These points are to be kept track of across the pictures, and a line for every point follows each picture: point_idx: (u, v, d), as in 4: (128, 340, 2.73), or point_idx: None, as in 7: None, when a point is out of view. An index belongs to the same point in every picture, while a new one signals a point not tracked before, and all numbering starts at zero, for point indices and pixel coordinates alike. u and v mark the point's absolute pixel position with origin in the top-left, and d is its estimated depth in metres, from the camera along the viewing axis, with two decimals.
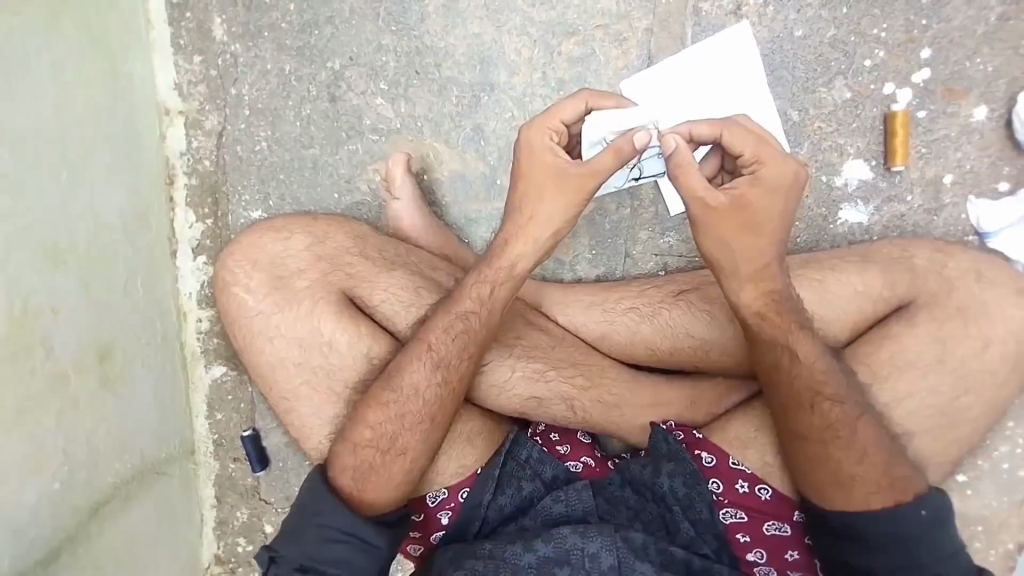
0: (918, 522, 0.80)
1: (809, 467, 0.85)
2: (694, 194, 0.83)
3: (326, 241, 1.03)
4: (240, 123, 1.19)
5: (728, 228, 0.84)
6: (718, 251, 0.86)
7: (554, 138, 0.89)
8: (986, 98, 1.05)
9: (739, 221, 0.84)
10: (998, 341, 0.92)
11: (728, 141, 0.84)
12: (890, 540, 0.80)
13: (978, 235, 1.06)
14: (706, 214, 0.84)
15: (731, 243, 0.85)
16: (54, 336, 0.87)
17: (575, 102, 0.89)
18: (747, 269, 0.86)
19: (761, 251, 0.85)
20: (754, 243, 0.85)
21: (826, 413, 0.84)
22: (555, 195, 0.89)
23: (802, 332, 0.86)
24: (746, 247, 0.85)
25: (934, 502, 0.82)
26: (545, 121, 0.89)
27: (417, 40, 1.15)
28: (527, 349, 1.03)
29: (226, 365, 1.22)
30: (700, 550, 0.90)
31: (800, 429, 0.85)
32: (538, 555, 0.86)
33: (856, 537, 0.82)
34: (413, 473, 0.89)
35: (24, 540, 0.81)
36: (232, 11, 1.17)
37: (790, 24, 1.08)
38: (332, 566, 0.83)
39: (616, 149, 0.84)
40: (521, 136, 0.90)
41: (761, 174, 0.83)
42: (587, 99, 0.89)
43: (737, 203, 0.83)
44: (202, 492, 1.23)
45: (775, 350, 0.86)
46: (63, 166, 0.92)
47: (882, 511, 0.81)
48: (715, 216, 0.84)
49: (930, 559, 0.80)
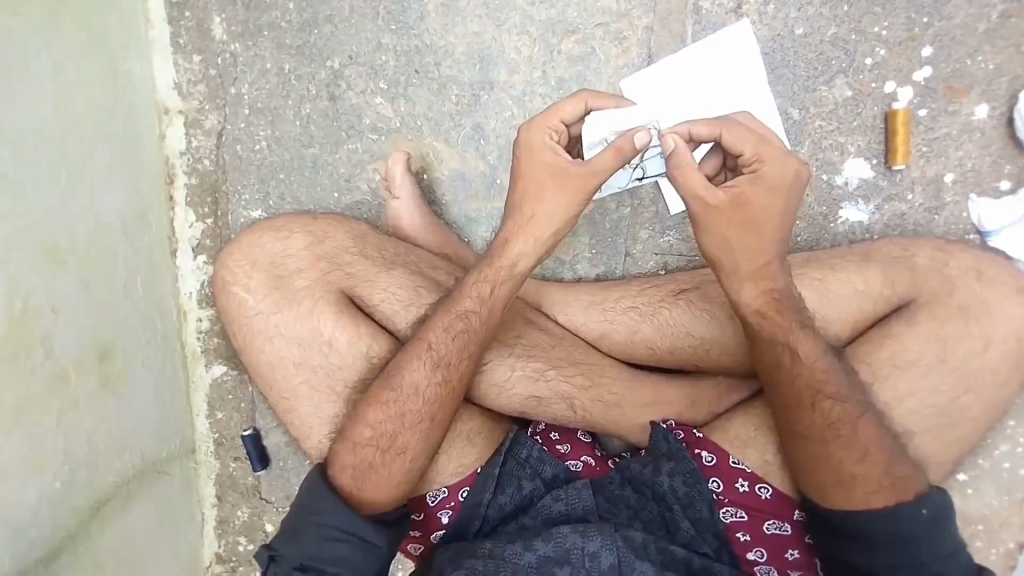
0: (918, 521, 0.80)
1: (810, 467, 0.85)
2: (694, 194, 0.83)
3: (325, 241, 1.03)
4: (240, 122, 1.19)
5: (729, 227, 0.84)
6: (719, 251, 0.86)
7: (554, 137, 0.89)
8: (987, 97, 1.05)
9: (739, 220, 0.84)
10: (999, 340, 0.91)
11: (728, 140, 0.83)
12: (890, 539, 0.80)
13: (979, 234, 1.06)
14: (706, 213, 0.84)
15: (732, 242, 0.85)
16: (54, 336, 0.87)
17: (574, 101, 0.89)
18: (747, 269, 0.86)
19: (761, 251, 0.85)
20: (754, 243, 0.85)
21: (827, 412, 0.84)
22: (555, 195, 0.89)
23: (803, 332, 0.86)
24: (747, 246, 0.85)
25: (935, 501, 0.81)
26: (544, 120, 0.89)
27: (417, 39, 1.15)
28: (527, 348, 1.03)
29: (226, 364, 1.22)
30: (700, 549, 0.89)
31: (801, 428, 0.85)
32: (538, 555, 0.86)
33: (856, 537, 0.82)
34: (413, 471, 0.89)
35: (25, 540, 0.81)
36: (232, 10, 1.17)
37: (791, 23, 1.07)
38: (332, 565, 0.83)
39: (616, 148, 0.84)
40: (520, 136, 0.90)
41: (762, 173, 0.83)
42: (587, 99, 0.89)
43: (736, 201, 0.83)
44: (203, 491, 1.23)
45: (776, 349, 0.86)
46: (62, 166, 0.92)
47: (882, 510, 0.81)
48: (715, 215, 0.84)
49: (930, 558, 0.79)
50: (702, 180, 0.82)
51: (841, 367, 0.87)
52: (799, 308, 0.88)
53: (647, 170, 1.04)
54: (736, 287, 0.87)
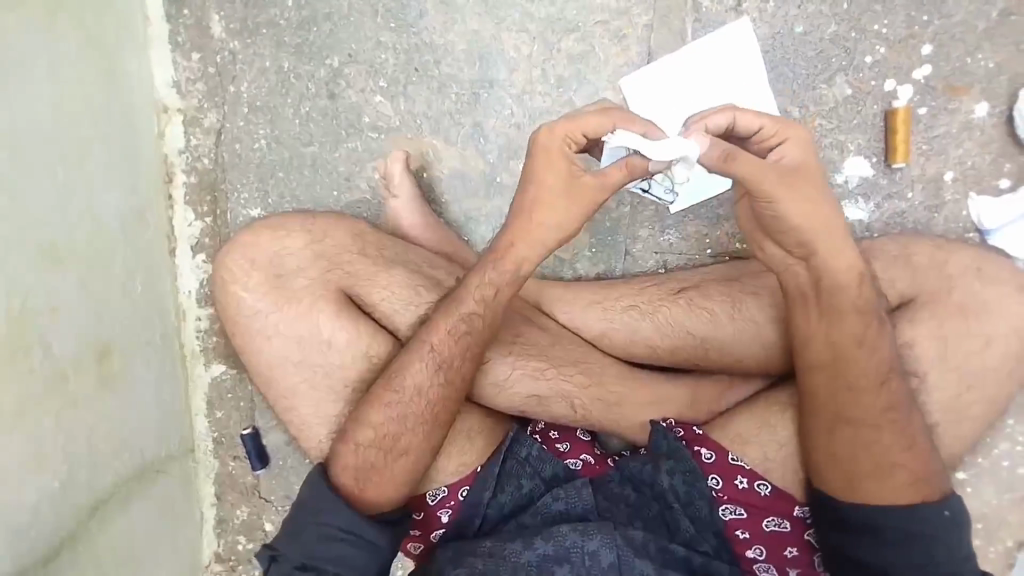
0: (940, 521, 0.81)
1: (824, 465, 0.86)
2: (763, 174, 0.79)
3: (325, 240, 1.03)
4: (239, 120, 1.18)
5: (796, 195, 0.81)
6: (778, 226, 0.84)
7: (571, 145, 0.86)
8: (987, 94, 1.05)
9: (807, 178, 0.82)
10: (1000, 337, 0.92)
11: (740, 122, 0.81)
12: (908, 536, 0.81)
13: (979, 232, 1.06)
14: (771, 187, 0.80)
15: (806, 210, 0.82)
16: (52, 335, 0.87)
17: (602, 118, 0.85)
18: (807, 244, 0.84)
19: (826, 215, 0.83)
20: (818, 208, 0.83)
21: (893, 391, 0.85)
22: (566, 200, 0.89)
23: (836, 322, 0.85)
24: (817, 215, 0.83)
25: (956, 505, 0.82)
26: (562, 125, 0.85)
27: (416, 37, 1.14)
28: (525, 348, 1.02)
29: (226, 364, 1.22)
30: (700, 547, 0.89)
31: (844, 410, 0.85)
32: (538, 553, 0.86)
33: (869, 532, 0.82)
34: (415, 473, 0.89)
35: (27, 539, 0.81)
36: (230, 8, 1.16)
37: (791, 20, 1.07)
38: (332, 564, 0.83)
39: (628, 165, 0.84)
40: (539, 136, 0.87)
41: (785, 149, 0.82)
42: (617, 120, 0.85)
43: (795, 168, 0.82)
44: (202, 491, 1.23)
45: (838, 330, 0.85)
46: (61, 163, 0.91)
47: (905, 506, 0.81)
48: (777, 178, 0.80)
49: (945, 559, 0.80)
50: (758, 162, 0.79)
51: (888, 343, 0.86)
52: (840, 290, 0.85)
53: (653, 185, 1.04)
54: (790, 262, 0.88)
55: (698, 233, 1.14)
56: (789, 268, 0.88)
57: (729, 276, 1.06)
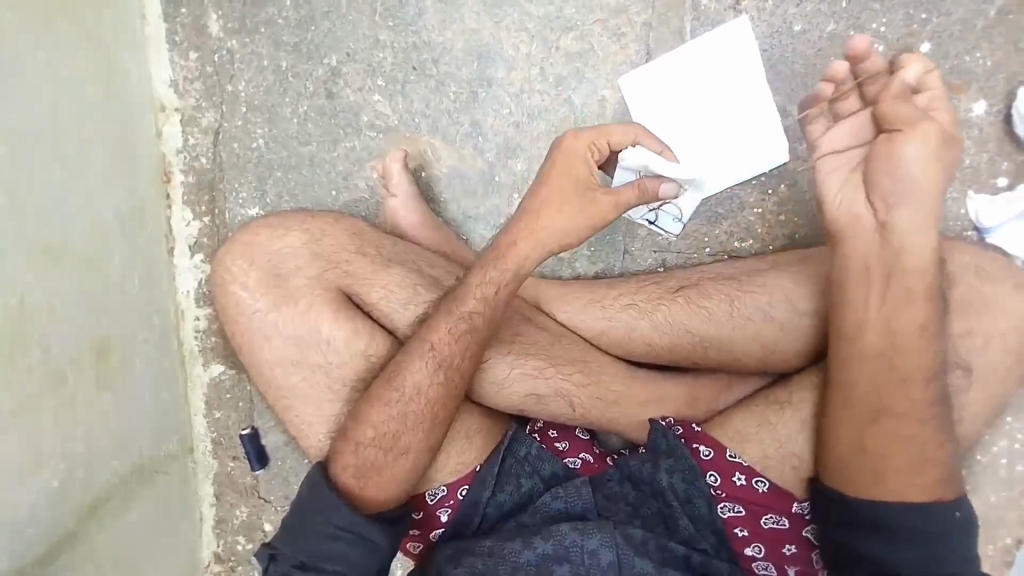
0: (951, 521, 0.81)
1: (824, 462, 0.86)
2: (915, 123, 0.82)
3: (323, 239, 1.02)
4: (237, 120, 1.18)
5: (932, 150, 0.82)
6: (886, 160, 0.83)
7: (594, 152, 0.91)
8: (985, 93, 1.05)
9: (950, 148, 0.82)
10: (1000, 335, 0.92)
11: (926, 84, 0.86)
12: (916, 535, 0.81)
13: (977, 231, 1.06)
14: (909, 131, 0.82)
15: (930, 167, 0.82)
16: (50, 335, 0.87)
17: (626, 130, 0.92)
18: (894, 198, 0.83)
19: (935, 190, 0.83)
20: (929, 180, 0.82)
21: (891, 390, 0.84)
22: (574, 207, 0.90)
23: None
24: (931, 178, 0.82)
25: (968, 509, 0.82)
26: (591, 132, 0.91)
27: (415, 36, 1.14)
28: (526, 346, 1.02)
29: (225, 363, 1.22)
30: (699, 546, 0.90)
31: None
32: (538, 552, 0.86)
33: (876, 529, 0.82)
34: (415, 471, 0.89)
35: (25, 539, 0.80)
36: (227, 6, 1.16)
37: (789, 19, 1.07)
38: (331, 563, 0.84)
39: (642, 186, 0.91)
40: (564, 140, 0.92)
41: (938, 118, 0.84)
42: (639, 133, 0.93)
43: (947, 136, 0.82)
44: (202, 491, 1.23)
45: None
46: (59, 162, 0.91)
47: (916, 505, 0.81)
48: (918, 130, 0.82)
49: (952, 558, 0.80)
50: (910, 109, 0.83)
51: (894, 336, 0.84)
52: (912, 272, 0.84)
53: (659, 216, 1.09)
54: (868, 227, 0.86)
55: (697, 232, 1.14)
56: (857, 218, 0.86)
57: (728, 275, 1.05)
